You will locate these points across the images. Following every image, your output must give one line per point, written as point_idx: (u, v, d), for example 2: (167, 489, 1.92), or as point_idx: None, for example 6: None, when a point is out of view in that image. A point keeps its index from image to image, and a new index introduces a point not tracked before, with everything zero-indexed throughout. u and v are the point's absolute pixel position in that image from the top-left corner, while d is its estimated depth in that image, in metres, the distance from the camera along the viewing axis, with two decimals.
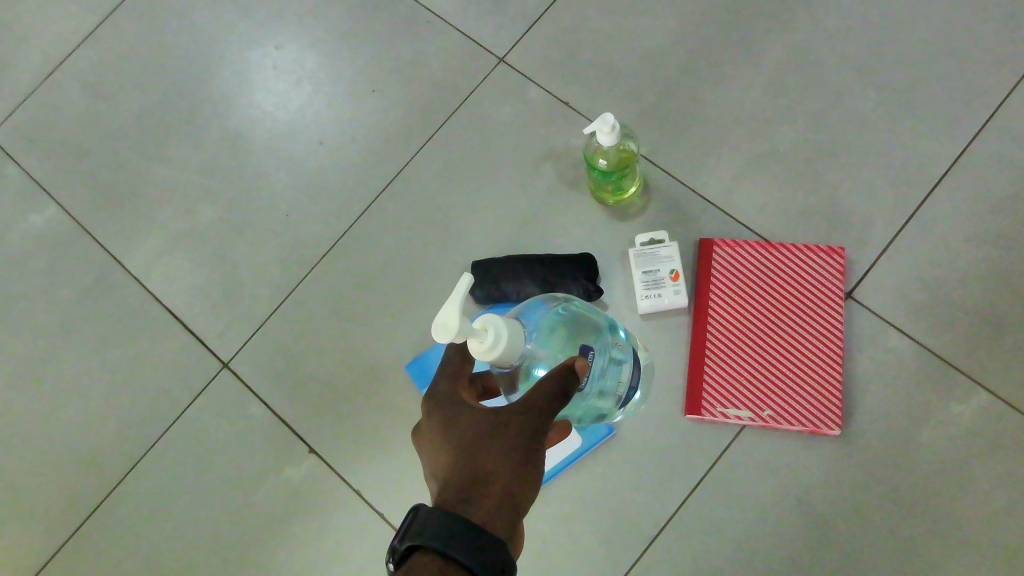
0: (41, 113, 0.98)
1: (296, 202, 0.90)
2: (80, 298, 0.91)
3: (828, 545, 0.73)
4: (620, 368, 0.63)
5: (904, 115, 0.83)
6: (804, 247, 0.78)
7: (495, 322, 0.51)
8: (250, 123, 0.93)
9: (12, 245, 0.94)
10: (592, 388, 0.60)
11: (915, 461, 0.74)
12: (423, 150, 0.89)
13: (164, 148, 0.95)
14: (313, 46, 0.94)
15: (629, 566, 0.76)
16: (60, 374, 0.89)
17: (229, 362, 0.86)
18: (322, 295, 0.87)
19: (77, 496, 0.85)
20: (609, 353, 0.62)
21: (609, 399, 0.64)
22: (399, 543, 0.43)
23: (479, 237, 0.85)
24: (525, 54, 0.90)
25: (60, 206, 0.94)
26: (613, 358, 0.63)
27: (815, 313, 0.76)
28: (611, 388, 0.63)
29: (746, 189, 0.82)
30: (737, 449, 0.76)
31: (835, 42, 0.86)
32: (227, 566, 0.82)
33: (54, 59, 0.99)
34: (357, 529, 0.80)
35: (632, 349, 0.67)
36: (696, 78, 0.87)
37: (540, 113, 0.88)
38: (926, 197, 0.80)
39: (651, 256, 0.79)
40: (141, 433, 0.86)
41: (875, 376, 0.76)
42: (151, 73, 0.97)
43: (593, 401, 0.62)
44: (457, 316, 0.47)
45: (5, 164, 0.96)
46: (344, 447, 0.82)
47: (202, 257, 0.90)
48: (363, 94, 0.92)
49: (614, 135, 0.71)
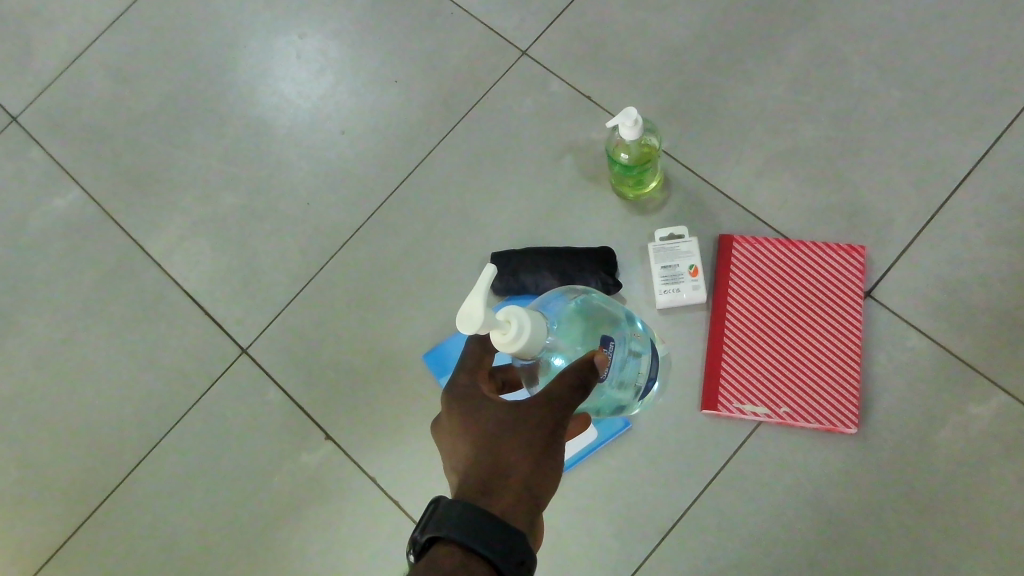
0: (67, 98, 0.99)
1: (317, 192, 0.91)
2: (102, 281, 0.92)
3: (840, 543, 0.73)
4: (638, 359, 0.64)
5: (928, 114, 0.82)
6: (824, 245, 0.78)
7: (517, 314, 0.51)
8: (273, 112, 0.94)
9: (36, 228, 0.95)
10: (610, 380, 0.60)
11: (930, 460, 0.74)
12: (445, 142, 0.90)
13: (188, 135, 0.96)
14: (337, 36, 0.95)
15: (642, 559, 0.76)
16: (82, 355, 0.91)
17: (249, 348, 0.87)
18: (342, 284, 0.88)
19: (98, 477, 0.87)
20: (627, 345, 0.62)
21: (629, 390, 0.64)
22: (420, 534, 0.44)
23: (498, 228, 0.86)
24: (547, 47, 0.90)
25: (84, 191, 0.95)
26: (631, 350, 0.63)
27: (833, 311, 0.76)
28: (630, 379, 0.63)
29: (767, 186, 0.83)
30: (753, 445, 0.76)
31: (859, 39, 0.85)
32: (244, 548, 0.83)
33: (80, 45, 1.00)
34: (373, 516, 0.81)
35: (649, 341, 0.67)
36: (718, 74, 0.87)
37: (562, 107, 0.88)
38: (948, 197, 0.79)
39: (670, 251, 0.79)
40: (160, 415, 0.87)
41: (892, 376, 0.76)
42: (176, 60, 0.98)
43: (614, 392, 0.62)
44: (481, 308, 0.48)
45: (30, 148, 0.98)
46: (361, 435, 0.83)
47: (223, 244, 0.91)
48: (385, 84, 0.93)
49: (636, 129, 0.71)
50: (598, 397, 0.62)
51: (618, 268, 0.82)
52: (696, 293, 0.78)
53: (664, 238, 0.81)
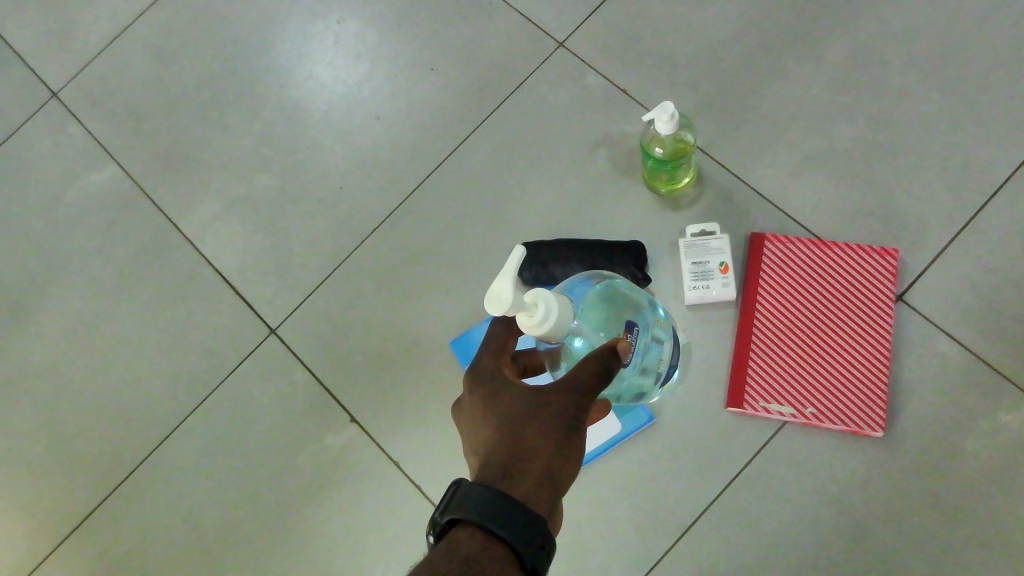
0: (108, 75, 1.00)
1: (350, 177, 0.92)
2: (135, 257, 0.93)
3: (861, 547, 0.73)
4: (660, 346, 0.64)
5: (967, 119, 0.81)
6: (857, 247, 0.78)
7: (544, 297, 0.51)
8: (309, 96, 0.95)
9: (73, 202, 0.96)
10: (632, 366, 0.60)
11: (956, 467, 0.73)
12: (479, 132, 0.90)
13: (224, 116, 0.97)
14: (374, 22, 0.95)
15: (661, 554, 0.76)
16: (113, 330, 0.92)
17: (277, 328, 0.88)
18: (371, 268, 0.88)
19: (125, 450, 0.88)
20: (649, 331, 0.62)
21: (651, 376, 0.64)
22: (441, 516, 0.44)
23: (528, 219, 0.86)
24: (585, 39, 0.90)
25: (121, 167, 0.97)
26: (654, 337, 0.63)
27: (864, 314, 0.76)
28: (653, 365, 0.64)
29: (801, 186, 0.82)
30: (777, 445, 0.76)
31: (900, 41, 0.84)
32: (265, 526, 0.84)
33: (122, 24, 1.02)
34: (394, 499, 0.81)
35: (671, 330, 0.67)
36: (756, 72, 0.86)
37: (597, 100, 0.88)
38: (984, 204, 0.79)
39: (701, 247, 0.79)
40: (188, 391, 0.88)
41: (921, 381, 0.75)
42: (215, 41, 0.99)
43: (636, 378, 0.63)
44: (511, 290, 0.48)
45: (69, 123, 0.99)
46: (385, 418, 0.83)
47: (255, 224, 0.92)
48: (421, 72, 0.93)
49: (672, 123, 0.71)
50: (623, 383, 0.62)
51: (648, 262, 0.82)
52: (724, 290, 0.78)
53: (695, 235, 0.81)
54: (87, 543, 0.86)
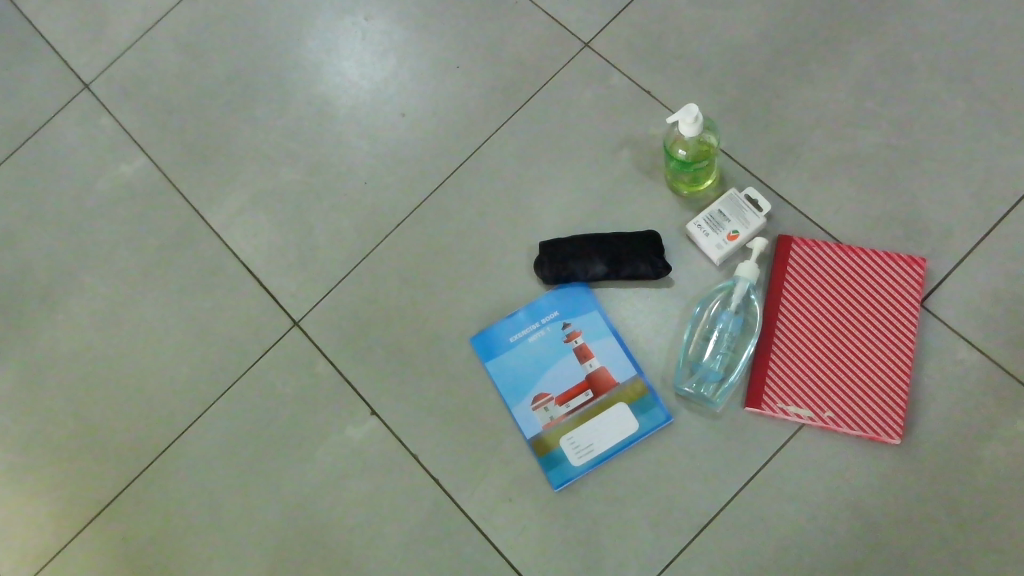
0: (140, 67, 1.02)
1: (375, 170, 0.92)
2: (163, 247, 0.94)
3: (879, 550, 0.73)
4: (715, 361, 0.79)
5: (989, 127, 0.82)
6: (884, 254, 0.79)
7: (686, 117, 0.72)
8: (335, 90, 0.96)
9: (102, 192, 0.98)
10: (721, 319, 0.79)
11: (977, 473, 0.73)
12: (503, 129, 0.91)
13: (251, 108, 0.98)
14: (402, 21, 0.97)
15: (675, 553, 0.76)
16: (137, 318, 0.93)
17: (300, 321, 0.89)
18: (394, 262, 0.89)
19: (144, 438, 0.88)
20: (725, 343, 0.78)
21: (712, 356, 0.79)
22: None
23: (551, 217, 0.87)
24: (610, 41, 0.91)
25: (150, 158, 0.98)
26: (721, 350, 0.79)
27: (888, 320, 0.76)
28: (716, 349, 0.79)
29: (825, 190, 0.82)
30: (794, 447, 0.76)
31: (923, 49, 0.85)
32: (282, 517, 0.83)
33: (153, 18, 1.03)
34: (413, 491, 0.81)
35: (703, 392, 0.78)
36: (779, 75, 0.87)
37: (622, 100, 0.89)
38: (1007, 213, 0.79)
39: (736, 208, 0.81)
40: (209, 380, 0.89)
41: (941, 388, 0.75)
42: (246, 34, 1.00)
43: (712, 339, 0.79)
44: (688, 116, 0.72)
45: (100, 115, 1.00)
46: (406, 412, 0.84)
47: (281, 217, 0.93)
48: (447, 69, 0.94)
49: (696, 126, 0.71)
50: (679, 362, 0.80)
51: (666, 251, 0.83)
52: (714, 246, 0.80)
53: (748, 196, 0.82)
54: (107, 531, 0.86)
